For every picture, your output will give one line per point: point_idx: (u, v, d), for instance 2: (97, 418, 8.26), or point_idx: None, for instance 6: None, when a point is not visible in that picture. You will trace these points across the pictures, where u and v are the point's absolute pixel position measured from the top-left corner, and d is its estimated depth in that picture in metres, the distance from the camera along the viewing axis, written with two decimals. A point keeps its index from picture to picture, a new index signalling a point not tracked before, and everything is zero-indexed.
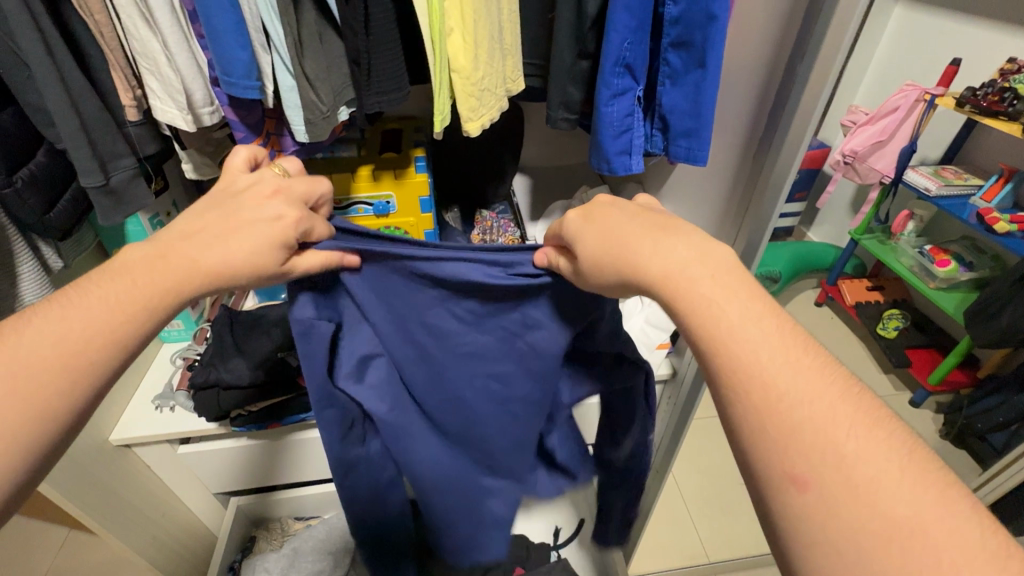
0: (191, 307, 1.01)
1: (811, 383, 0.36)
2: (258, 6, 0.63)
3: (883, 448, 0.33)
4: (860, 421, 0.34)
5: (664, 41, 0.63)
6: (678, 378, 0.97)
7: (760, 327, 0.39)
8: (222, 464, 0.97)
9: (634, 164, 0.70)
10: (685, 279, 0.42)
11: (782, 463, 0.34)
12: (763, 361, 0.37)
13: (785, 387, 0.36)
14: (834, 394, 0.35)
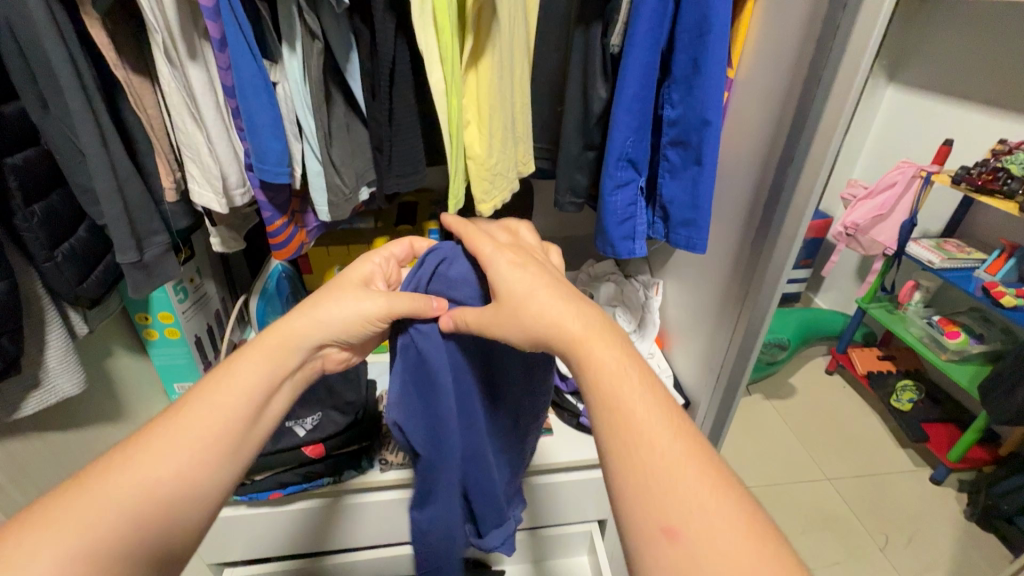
0: (203, 369, 1.04)
1: (666, 448, 0.42)
2: (294, 104, 0.70)
3: (717, 526, 0.38)
4: (713, 487, 0.40)
5: (664, 140, 0.69)
6: None
7: (632, 394, 0.45)
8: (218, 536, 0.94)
9: (638, 248, 0.75)
10: (602, 365, 0.47)
11: (650, 518, 0.39)
12: (629, 424, 0.44)
13: (649, 455, 0.42)
14: (688, 471, 0.41)
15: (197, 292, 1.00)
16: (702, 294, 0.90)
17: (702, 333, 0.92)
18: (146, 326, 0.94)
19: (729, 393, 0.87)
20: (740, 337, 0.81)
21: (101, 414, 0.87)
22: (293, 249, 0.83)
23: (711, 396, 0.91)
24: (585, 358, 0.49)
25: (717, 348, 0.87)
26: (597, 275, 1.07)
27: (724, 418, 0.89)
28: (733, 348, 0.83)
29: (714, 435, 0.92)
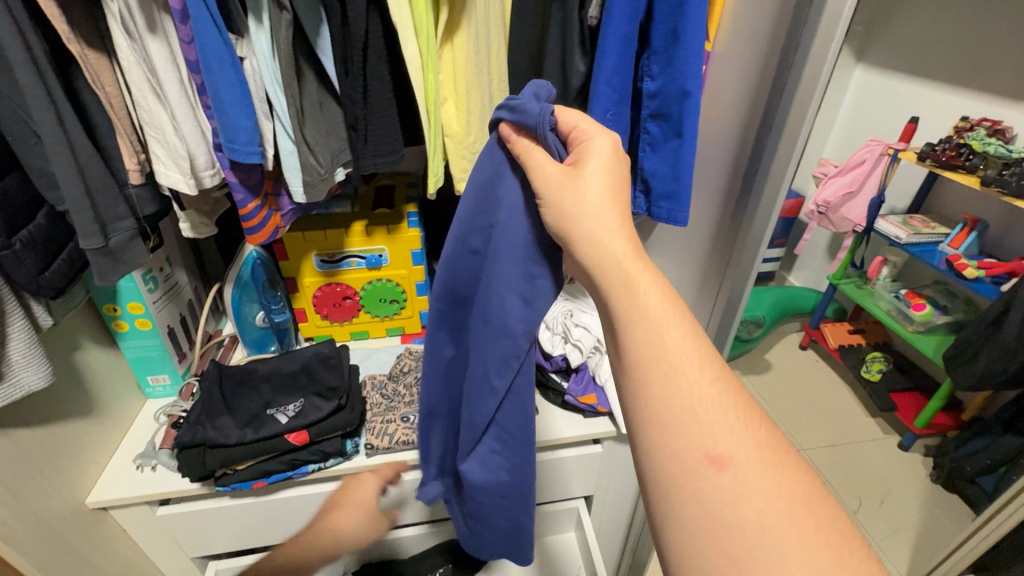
0: (177, 360, 1.01)
1: (709, 383, 0.40)
2: (263, 80, 0.68)
3: (756, 461, 0.38)
4: (754, 430, 0.39)
5: (644, 113, 0.68)
6: None
7: (674, 321, 0.42)
8: (206, 527, 0.93)
9: None
10: (633, 281, 0.43)
11: (689, 449, 0.38)
12: (673, 350, 0.41)
13: (685, 389, 0.40)
14: (723, 404, 0.40)
15: (167, 281, 0.97)
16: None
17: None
18: (114, 318, 0.91)
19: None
20: (719, 310, 0.83)
21: (71, 410, 0.84)
22: (268, 233, 0.81)
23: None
24: (624, 285, 0.44)
25: (698, 320, 0.89)
26: None
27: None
28: (714, 321, 0.85)
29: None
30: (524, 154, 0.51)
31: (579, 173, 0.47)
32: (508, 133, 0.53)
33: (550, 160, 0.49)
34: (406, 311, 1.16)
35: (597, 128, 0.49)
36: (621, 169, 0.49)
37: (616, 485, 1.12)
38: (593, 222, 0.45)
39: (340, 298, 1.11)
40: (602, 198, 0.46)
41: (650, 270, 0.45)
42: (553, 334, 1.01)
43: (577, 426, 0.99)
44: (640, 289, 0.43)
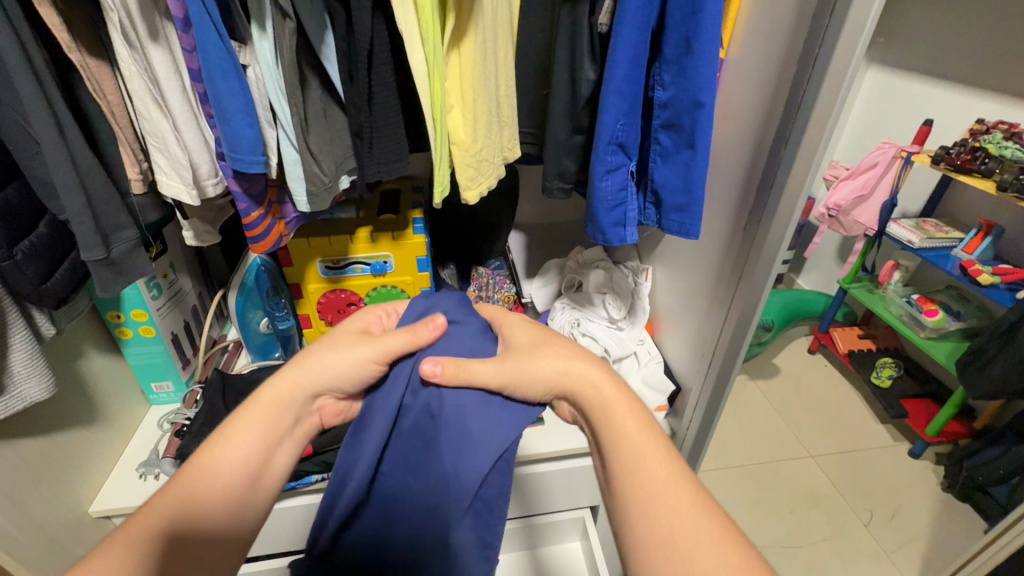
0: (181, 367, 1.01)
1: (655, 447, 0.50)
2: (266, 88, 0.66)
3: (716, 543, 0.44)
4: (707, 515, 0.46)
5: (654, 123, 0.66)
6: (678, 439, 0.98)
7: (633, 422, 0.52)
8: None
9: (629, 235, 0.73)
10: (605, 399, 0.53)
11: (655, 537, 0.45)
12: (636, 448, 0.50)
13: (651, 479, 0.48)
14: (679, 493, 0.47)
15: (170, 288, 0.96)
16: (694, 278, 0.89)
17: (694, 316, 0.91)
18: (118, 325, 0.91)
19: (721, 379, 0.86)
20: (731, 317, 0.80)
21: (75, 418, 0.84)
22: (271, 241, 0.80)
23: (701, 380, 0.90)
24: (601, 407, 0.53)
25: (709, 327, 0.87)
26: (585, 263, 1.09)
27: (717, 405, 0.89)
28: (725, 330, 0.82)
29: (706, 426, 0.92)
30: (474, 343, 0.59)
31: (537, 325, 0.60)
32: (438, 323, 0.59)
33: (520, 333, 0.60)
34: None
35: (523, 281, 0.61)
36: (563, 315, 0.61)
37: None
38: (568, 366, 0.56)
39: (345, 305, 1.10)
40: (574, 359, 0.57)
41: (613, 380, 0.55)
42: None
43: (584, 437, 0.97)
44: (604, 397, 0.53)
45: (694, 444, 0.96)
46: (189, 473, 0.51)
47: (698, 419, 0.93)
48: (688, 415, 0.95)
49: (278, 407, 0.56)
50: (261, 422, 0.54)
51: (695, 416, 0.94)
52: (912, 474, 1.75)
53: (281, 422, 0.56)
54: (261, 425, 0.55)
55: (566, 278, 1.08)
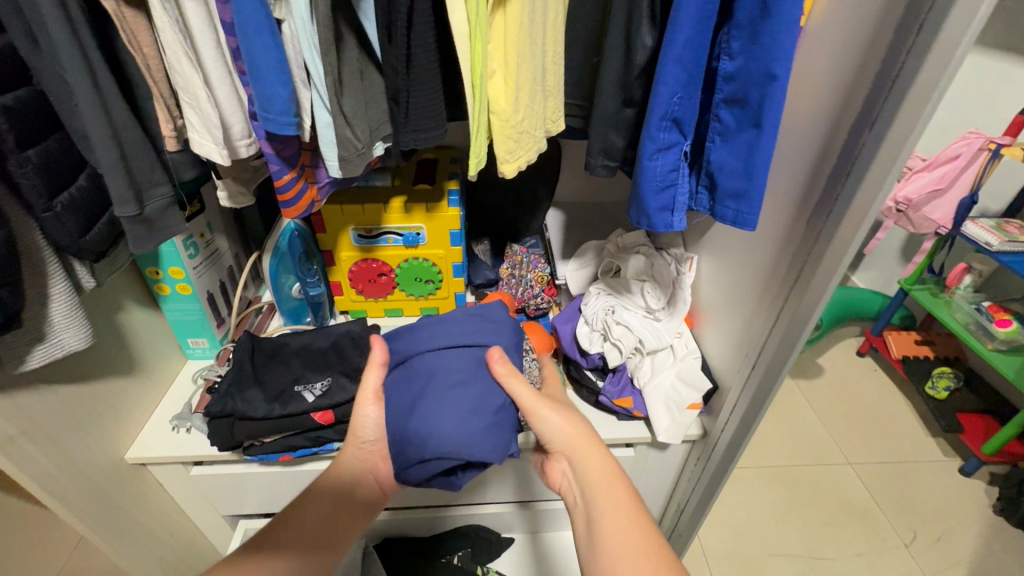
0: (216, 325, 1.03)
1: (594, 461, 0.67)
2: (301, 44, 0.63)
3: (635, 539, 0.60)
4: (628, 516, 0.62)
5: (716, 97, 0.59)
6: (709, 440, 0.93)
7: (572, 438, 0.69)
8: (239, 486, 0.97)
9: (677, 221, 0.66)
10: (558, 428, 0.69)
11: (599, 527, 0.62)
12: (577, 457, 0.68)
13: (591, 474, 0.67)
14: (611, 498, 0.64)
15: (208, 248, 0.98)
16: (746, 270, 0.82)
17: (741, 310, 0.84)
18: (157, 281, 0.92)
19: (766, 381, 0.78)
20: (784, 314, 0.73)
21: (113, 368, 0.86)
22: (302, 207, 0.78)
23: (743, 379, 0.83)
24: (561, 438, 0.69)
25: (759, 324, 0.79)
26: (624, 247, 1.03)
27: (757, 409, 0.81)
28: (776, 329, 0.75)
29: (741, 430, 0.85)
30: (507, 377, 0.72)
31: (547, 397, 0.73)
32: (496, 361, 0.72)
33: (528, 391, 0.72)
34: (441, 292, 1.14)
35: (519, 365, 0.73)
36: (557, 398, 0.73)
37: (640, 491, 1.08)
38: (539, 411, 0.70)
39: (376, 275, 1.09)
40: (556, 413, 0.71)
41: (553, 420, 0.70)
42: (592, 330, 0.94)
43: (610, 428, 0.94)
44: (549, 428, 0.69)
45: (725, 446, 0.89)
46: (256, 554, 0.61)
47: (732, 420, 0.86)
48: (721, 415, 0.89)
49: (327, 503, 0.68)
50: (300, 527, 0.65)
51: (728, 416, 0.88)
52: (962, 494, 1.63)
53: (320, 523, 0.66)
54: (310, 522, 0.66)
55: (604, 261, 1.03)
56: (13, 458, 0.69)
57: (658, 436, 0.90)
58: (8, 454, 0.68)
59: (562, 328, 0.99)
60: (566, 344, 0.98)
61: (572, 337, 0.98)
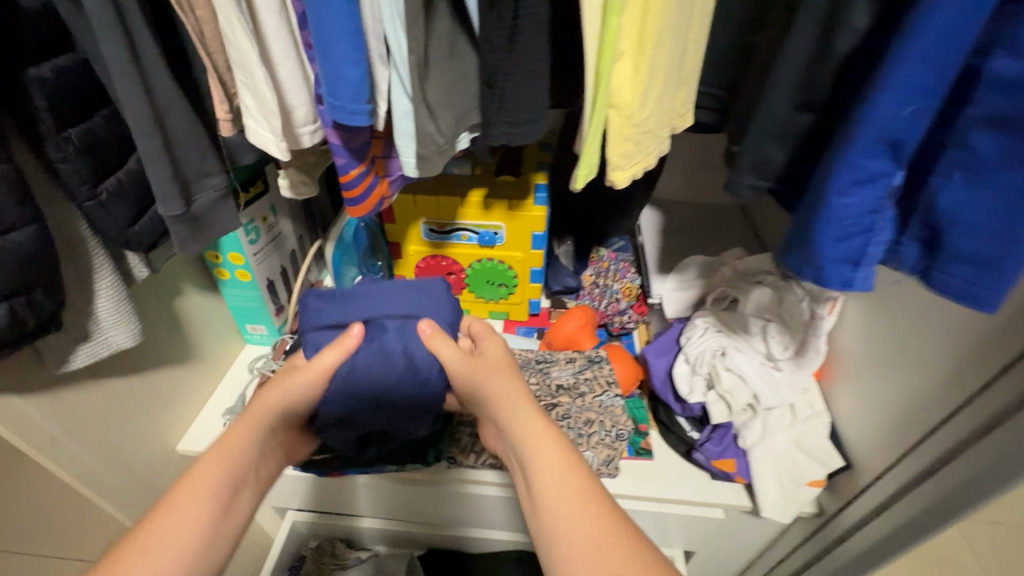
0: (274, 313, 0.96)
1: (544, 429, 0.56)
2: (381, 12, 0.49)
3: (593, 525, 0.49)
4: (583, 494, 0.51)
5: (968, 115, 0.41)
6: (828, 523, 0.76)
7: (513, 404, 0.59)
8: (289, 483, 0.94)
9: (860, 280, 0.48)
10: (486, 381, 0.61)
11: (550, 521, 0.50)
12: (517, 422, 0.57)
13: (545, 443, 0.55)
14: (561, 468, 0.53)
15: (270, 232, 0.89)
16: (934, 339, 0.60)
17: (914, 387, 0.63)
18: (215, 265, 0.86)
19: (946, 506, 0.57)
20: (1003, 424, 0.52)
21: (167, 357, 0.81)
22: (371, 206, 0.66)
23: (907, 481, 0.63)
24: (492, 399, 0.60)
25: (948, 418, 0.58)
26: (743, 271, 0.85)
27: (920, 531, 0.61)
28: (985, 443, 0.53)
29: (889, 545, 0.65)
30: (434, 345, 0.64)
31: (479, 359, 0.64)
32: (424, 330, 0.64)
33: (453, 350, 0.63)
34: (513, 297, 1.01)
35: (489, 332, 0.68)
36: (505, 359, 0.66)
37: (721, 548, 0.94)
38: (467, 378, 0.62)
39: (444, 273, 0.98)
40: (498, 370, 0.63)
41: (498, 377, 0.62)
42: (694, 373, 0.78)
43: (700, 488, 0.80)
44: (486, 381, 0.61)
45: (858, 549, 0.70)
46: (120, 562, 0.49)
47: (875, 525, 0.67)
48: (855, 505, 0.71)
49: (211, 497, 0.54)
50: (176, 526, 0.52)
51: (871, 515, 0.68)
52: None
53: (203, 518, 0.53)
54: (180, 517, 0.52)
55: (716, 287, 0.85)
56: (57, 458, 0.66)
57: (763, 511, 0.74)
58: (51, 453, 0.65)
59: (653, 364, 0.84)
60: (658, 383, 0.84)
61: (666, 375, 0.83)
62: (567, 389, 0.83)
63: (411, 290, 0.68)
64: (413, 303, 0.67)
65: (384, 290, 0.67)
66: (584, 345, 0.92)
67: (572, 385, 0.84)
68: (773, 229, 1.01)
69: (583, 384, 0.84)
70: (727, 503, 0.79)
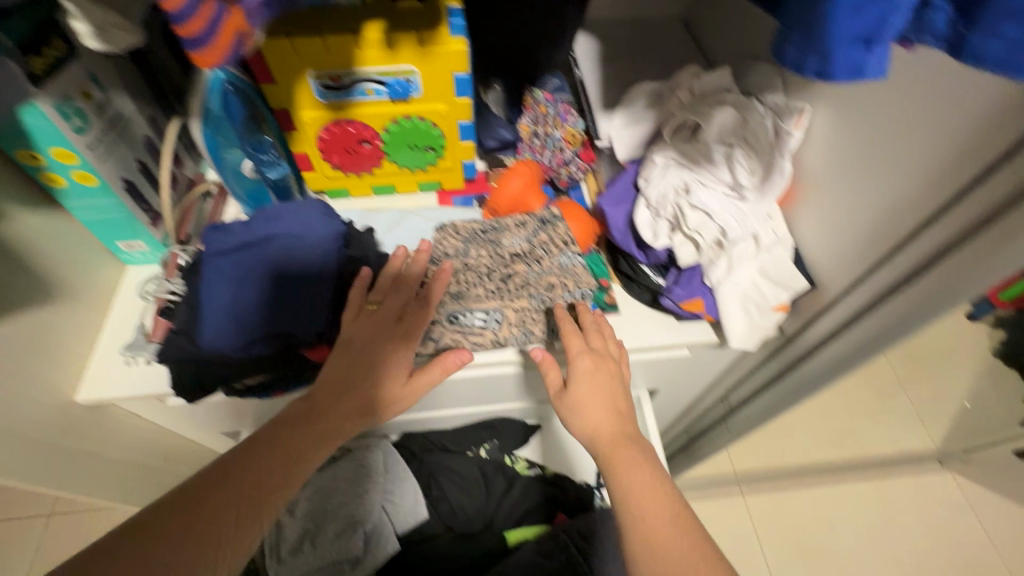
0: (149, 223, 0.77)
1: (639, 460, 0.63)
2: None
3: (688, 547, 0.54)
4: (678, 517, 0.57)
5: None
6: (789, 342, 0.78)
7: (610, 424, 0.66)
8: (232, 409, 0.85)
9: (873, 64, 0.38)
10: (595, 390, 0.68)
11: (638, 526, 0.56)
12: (607, 437, 0.65)
13: (641, 477, 0.61)
14: (658, 501, 0.58)
15: (104, 114, 0.66)
16: (918, 142, 0.54)
17: (887, 198, 0.59)
18: (41, 170, 0.63)
19: (924, 310, 0.58)
20: (995, 224, 0.49)
21: (18, 301, 0.63)
22: (226, 51, 0.46)
23: (881, 294, 0.63)
24: (583, 398, 0.68)
25: (928, 224, 0.55)
26: (700, 94, 0.75)
27: (893, 339, 0.63)
28: (965, 247, 0.52)
29: (858, 355, 0.69)
30: (544, 371, 0.72)
31: (575, 382, 0.69)
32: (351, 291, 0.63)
33: (588, 360, 0.70)
34: (444, 162, 0.87)
35: (596, 326, 0.73)
36: (613, 374, 0.70)
37: (684, 383, 0.98)
38: (580, 405, 0.68)
39: (355, 143, 0.81)
40: (592, 379, 0.69)
41: (616, 419, 0.67)
42: (657, 217, 0.72)
43: (669, 332, 0.79)
44: (625, 433, 0.66)
45: (827, 361, 0.73)
46: (153, 548, 0.45)
47: (846, 336, 0.68)
48: (820, 321, 0.72)
49: (256, 479, 0.52)
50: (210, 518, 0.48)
51: (838, 330, 0.70)
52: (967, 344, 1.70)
53: (238, 497, 0.50)
54: (227, 496, 0.50)
55: (674, 117, 0.76)
56: None
57: (733, 343, 0.74)
58: None
59: (611, 213, 0.76)
60: (619, 234, 0.76)
61: (625, 224, 0.76)
62: (523, 256, 0.76)
63: (297, 215, 0.64)
64: (302, 223, 0.64)
65: (285, 209, 0.64)
66: (533, 206, 0.82)
67: (527, 251, 0.76)
68: (725, 40, 0.88)
69: (539, 248, 0.77)
70: (695, 340, 0.79)
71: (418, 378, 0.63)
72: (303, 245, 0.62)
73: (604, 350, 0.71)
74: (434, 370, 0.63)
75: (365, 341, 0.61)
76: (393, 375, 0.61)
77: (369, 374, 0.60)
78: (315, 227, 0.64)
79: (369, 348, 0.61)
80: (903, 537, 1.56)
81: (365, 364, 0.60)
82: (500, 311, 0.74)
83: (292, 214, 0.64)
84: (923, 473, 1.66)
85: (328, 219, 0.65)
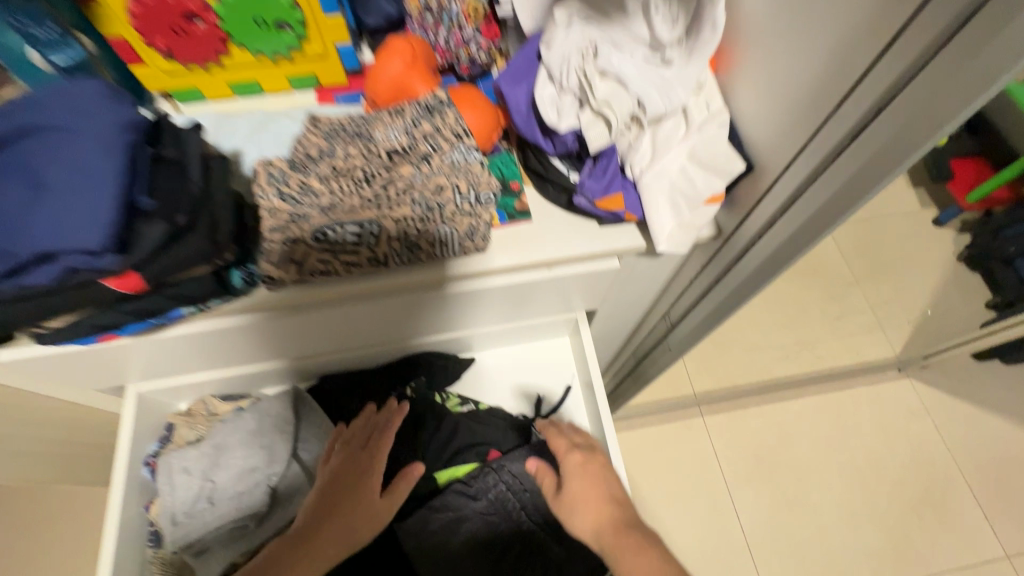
0: None
1: (636, 538, 0.60)
2: None
3: None
4: None
5: None
6: (726, 242, 0.68)
7: (604, 506, 0.66)
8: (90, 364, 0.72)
9: None
10: (585, 483, 0.69)
11: None
12: (602, 520, 0.64)
13: (641, 557, 0.57)
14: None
15: None
16: None
17: (834, 36, 0.46)
18: None
19: (871, 172, 0.46)
20: (957, 40, 0.36)
21: None
22: None
23: (822, 162, 0.51)
24: (577, 490, 0.68)
25: (881, 56, 0.42)
26: None
27: (837, 216, 0.52)
28: (920, 81, 0.40)
29: (800, 240, 0.57)
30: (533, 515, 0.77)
31: (567, 481, 0.70)
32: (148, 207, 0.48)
33: (577, 458, 0.72)
34: (310, 46, 0.70)
35: (587, 441, 0.75)
36: (607, 473, 0.71)
37: (621, 302, 0.88)
38: (571, 493, 0.68)
39: (184, 19, 0.63)
40: (590, 481, 0.69)
41: (620, 509, 0.65)
42: (562, 92, 0.58)
43: (589, 238, 0.67)
44: (619, 513, 0.65)
45: (764, 255, 0.62)
46: None
47: (784, 219, 0.57)
48: (758, 210, 0.60)
49: None
50: None
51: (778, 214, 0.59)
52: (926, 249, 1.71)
53: None
54: None
55: None
56: None
57: (659, 245, 0.63)
58: None
59: (510, 94, 0.61)
60: (520, 120, 0.62)
61: (529, 106, 0.61)
62: (405, 153, 0.62)
63: (72, 96, 0.47)
64: (75, 107, 0.47)
65: (57, 92, 0.48)
66: (419, 91, 0.66)
67: (410, 146, 0.62)
68: None
69: (425, 142, 0.62)
70: (620, 247, 0.67)
71: (395, 486, 0.74)
72: (75, 134, 0.46)
73: (590, 445, 0.74)
74: (404, 483, 0.73)
75: (357, 472, 0.75)
76: (367, 500, 0.72)
77: (354, 507, 0.71)
78: (91, 110, 0.47)
79: (351, 486, 0.73)
80: (859, 445, 1.56)
81: (353, 505, 0.71)
82: (375, 222, 0.60)
83: (65, 98, 0.48)
84: (882, 382, 1.64)
85: (117, 103, 0.48)
